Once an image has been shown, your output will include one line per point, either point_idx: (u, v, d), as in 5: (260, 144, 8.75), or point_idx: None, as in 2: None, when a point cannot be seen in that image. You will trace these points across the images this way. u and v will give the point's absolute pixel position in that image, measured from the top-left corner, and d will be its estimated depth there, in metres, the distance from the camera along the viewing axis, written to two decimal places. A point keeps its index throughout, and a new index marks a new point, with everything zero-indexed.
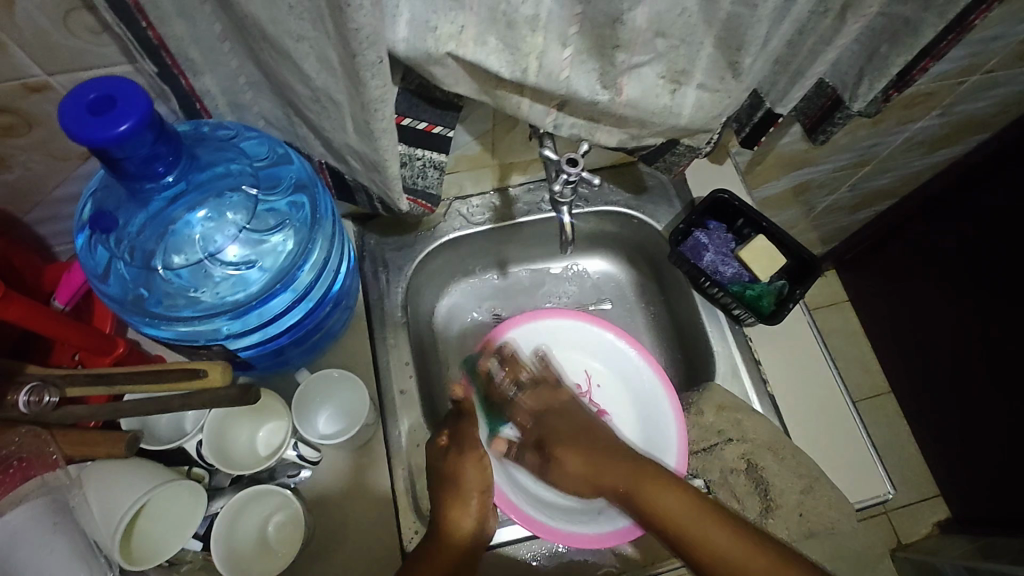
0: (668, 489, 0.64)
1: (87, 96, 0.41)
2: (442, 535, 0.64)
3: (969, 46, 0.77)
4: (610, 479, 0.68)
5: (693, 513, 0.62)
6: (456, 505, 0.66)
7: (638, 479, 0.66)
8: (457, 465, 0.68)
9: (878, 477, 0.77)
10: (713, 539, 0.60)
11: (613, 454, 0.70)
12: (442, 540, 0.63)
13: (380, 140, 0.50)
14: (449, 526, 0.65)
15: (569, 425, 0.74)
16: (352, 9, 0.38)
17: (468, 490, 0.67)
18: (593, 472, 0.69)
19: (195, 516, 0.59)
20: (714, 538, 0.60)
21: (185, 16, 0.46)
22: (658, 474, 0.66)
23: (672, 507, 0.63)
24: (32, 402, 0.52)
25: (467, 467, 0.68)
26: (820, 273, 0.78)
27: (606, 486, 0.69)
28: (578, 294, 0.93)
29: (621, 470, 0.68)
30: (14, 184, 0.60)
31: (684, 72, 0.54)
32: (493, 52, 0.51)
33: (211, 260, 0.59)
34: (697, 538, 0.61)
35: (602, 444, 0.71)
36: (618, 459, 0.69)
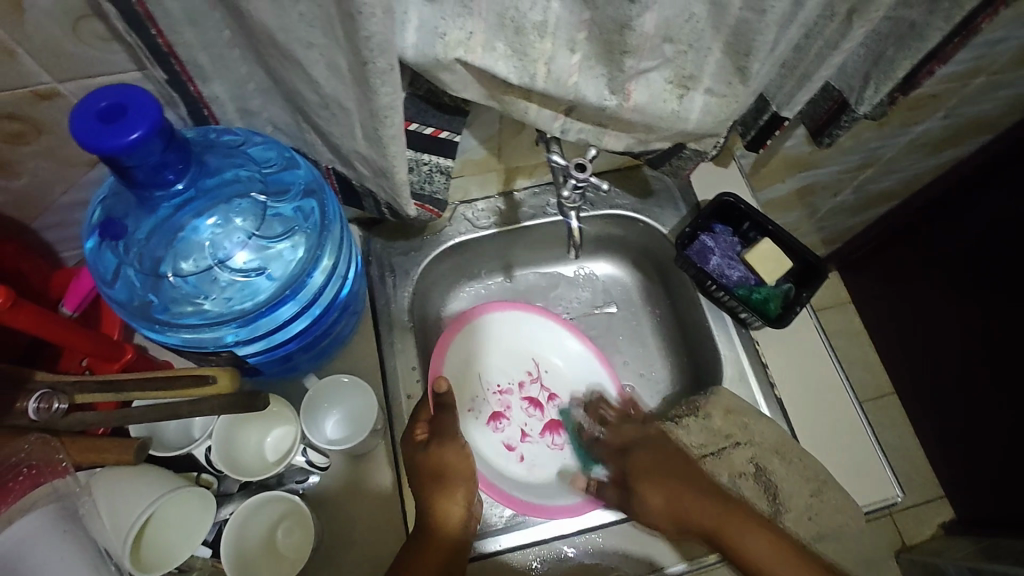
0: (754, 529, 0.64)
1: (98, 104, 0.42)
2: (431, 529, 0.64)
3: (974, 49, 0.77)
4: (697, 519, 0.67)
5: (780, 557, 0.62)
6: (443, 496, 0.67)
7: (734, 517, 0.66)
8: (439, 458, 0.69)
9: (886, 480, 0.77)
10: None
11: (705, 492, 0.69)
12: (431, 535, 0.63)
13: (388, 146, 0.50)
14: (438, 518, 0.65)
15: (657, 462, 0.73)
16: (363, 18, 0.38)
17: (454, 483, 0.68)
18: (675, 505, 0.69)
19: (206, 522, 0.59)
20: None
21: (195, 24, 0.46)
22: (744, 515, 0.66)
23: (757, 550, 0.63)
24: (42, 409, 0.52)
25: (450, 458, 0.70)
26: (825, 276, 0.78)
27: (692, 525, 0.68)
28: (591, 297, 0.93)
29: (707, 513, 0.67)
30: (23, 191, 0.60)
31: (692, 77, 0.54)
32: (502, 57, 0.51)
33: (220, 266, 0.59)
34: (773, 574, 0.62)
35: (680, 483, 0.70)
36: (703, 492, 0.69)
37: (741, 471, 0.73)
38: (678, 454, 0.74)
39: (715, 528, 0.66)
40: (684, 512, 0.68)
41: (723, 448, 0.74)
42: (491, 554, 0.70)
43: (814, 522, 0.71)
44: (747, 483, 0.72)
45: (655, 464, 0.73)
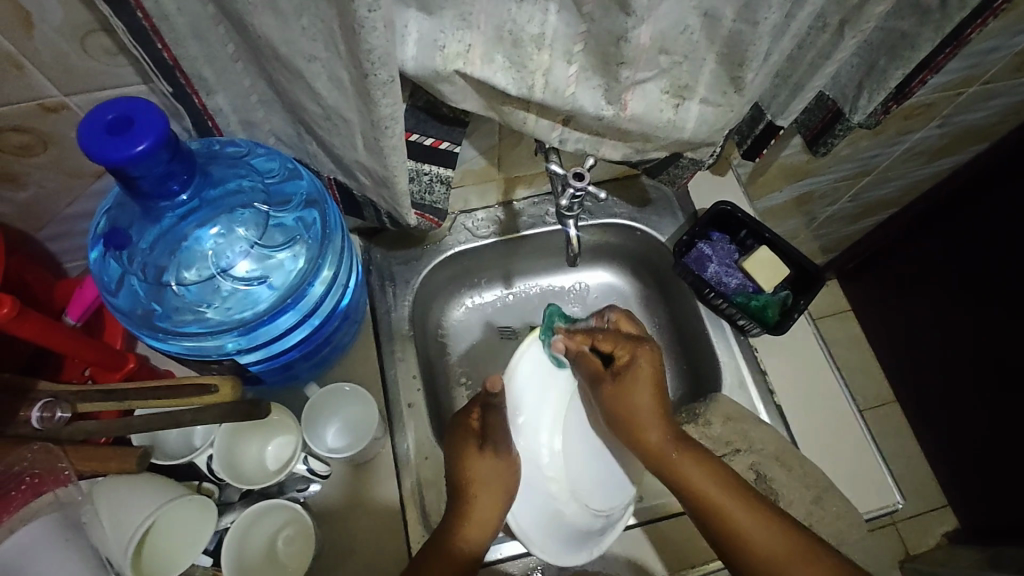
0: (697, 463, 0.65)
1: (106, 115, 0.42)
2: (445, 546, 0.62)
3: (968, 58, 0.78)
4: (655, 433, 0.67)
5: (728, 493, 0.63)
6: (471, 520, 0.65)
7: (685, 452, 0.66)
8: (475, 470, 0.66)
9: (887, 488, 0.77)
10: (732, 509, 0.62)
11: (664, 415, 0.69)
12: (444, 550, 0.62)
13: (389, 157, 0.51)
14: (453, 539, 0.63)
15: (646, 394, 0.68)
16: (365, 31, 0.39)
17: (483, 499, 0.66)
18: (631, 411, 0.68)
19: (206, 533, 0.58)
20: (735, 513, 0.62)
21: (199, 38, 0.47)
22: (692, 446, 0.67)
23: (702, 479, 0.64)
24: (45, 418, 0.53)
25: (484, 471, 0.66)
26: (825, 283, 0.79)
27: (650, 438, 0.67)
28: (582, 311, 0.93)
29: (663, 428, 0.67)
30: (28, 203, 0.61)
31: (687, 87, 0.55)
32: (500, 69, 0.52)
33: (223, 275, 0.60)
34: (721, 505, 0.63)
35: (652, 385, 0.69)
36: (663, 423, 0.68)
37: (742, 478, 0.73)
38: (665, 383, 0.70)
39: (659, 452, 0.67)
40: (643, 426, 0.68)
41: (723, 455, 0.74)
42: (493, 561, 0.71)
43: (816, 529, 0.71)
44: (748, 490, 0.73)
45: (653, 379, 0.69)
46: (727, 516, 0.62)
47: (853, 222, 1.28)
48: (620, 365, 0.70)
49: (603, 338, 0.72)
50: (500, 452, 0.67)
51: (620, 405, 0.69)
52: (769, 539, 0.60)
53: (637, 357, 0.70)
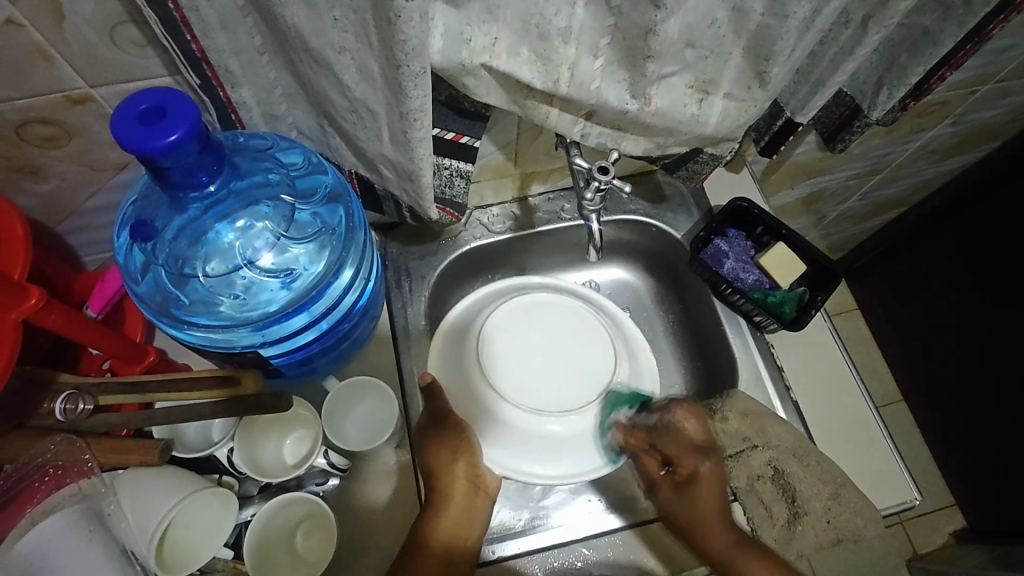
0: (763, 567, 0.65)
1: (138, 106, 0.42)
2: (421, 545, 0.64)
3: (985, 56, 0.78)
4: (712, 545, 0.67)
5: None
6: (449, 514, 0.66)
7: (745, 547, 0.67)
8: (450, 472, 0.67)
9: (903, 483, 0.77)
10: None
11: (727, 524, 0.69)
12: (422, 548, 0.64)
13: (416, 149, 0.51)
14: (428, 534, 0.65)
15: (711, 486, 0.71)
16: (401, 21, 0.39)
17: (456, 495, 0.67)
18: (699, 524, 0.68)
19: (229, 520, 0.59)
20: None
21: (227, 30, 0.47)
22: (757, 551, 0.67)
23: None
24: (68, 410, 0.52)
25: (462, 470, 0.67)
26: (839, 281, 0.78)
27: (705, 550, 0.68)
28: None
29: (722, 538, 0.68)
30: (50, 195, 0.61)
31: (712, 82, 0.55)
32: (526, 62, 0.51)
33: (247, 267, 0.60)
34: None
35: (711, 504, 0.70)
36: (728, 534, 0.68)
37: (760, 474, 0.73)
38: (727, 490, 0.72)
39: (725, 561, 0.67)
40: (706, 532, 0.68)
41: (741, 451, 0.74)
42: (494, 560, 0.69)
43: (833, 525, 0.71)
44: (765, 486, 0.72)
45: (716, 496, 0.71)
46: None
47: (863, 220, 1.28)
48: (686, 478, 0.72)
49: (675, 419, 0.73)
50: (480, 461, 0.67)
51: (687, 508, 0.69)
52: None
53: (705, 462, 0.72)
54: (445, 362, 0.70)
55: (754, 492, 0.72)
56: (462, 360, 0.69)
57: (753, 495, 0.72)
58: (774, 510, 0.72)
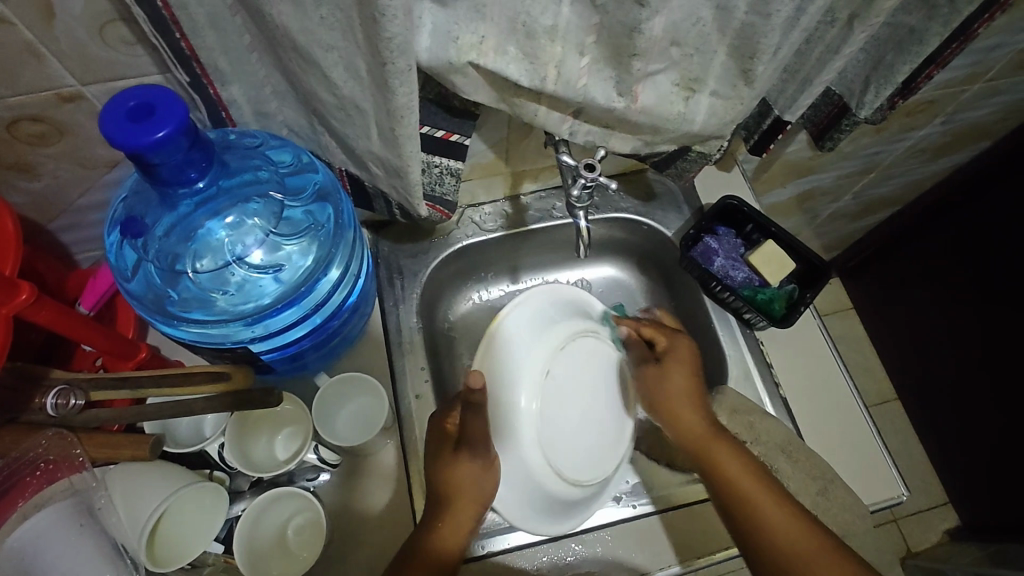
0: (733, 453, 0.66)
1: (127, 103, 0.43)
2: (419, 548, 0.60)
3: (972, 55, 0.79)
4: (687, 424, 0.69)
5: (751, 476, 0.64)
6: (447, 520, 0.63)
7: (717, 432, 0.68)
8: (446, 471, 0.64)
9: (891, 480, 0.77)
10: (752, 492, 0.63)
11: (702, 405, 0.70)
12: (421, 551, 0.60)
13: (404, 146, 0.51)
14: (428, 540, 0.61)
15: (678, 383, 0.71)
16: (386, 19, 0.39)
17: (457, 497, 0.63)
18: (671, 403, 0.70)
19: (219, 518, 0.59)
20: (762, 512, 0.62)
21: (216, 29, 0.47)
22: (728, 439, 0.67)
23: (732, 468, 0.65)
24: (60, 405, 0.53)
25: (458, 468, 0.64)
26: (830, 279, 0.79)
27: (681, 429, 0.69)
28: None
29: (698, 421, 0.69)
30: (42, 192, 0.61)
31: (697, 80, 0.56)
32: (513, 60, 0.52)
33: (238, 263, 0.61)
34: (749, 498, 0.63)
35: (687, 380, 0.71)
36: (700, 411, 0.69)
37: None
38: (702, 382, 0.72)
39: (698, 437, 0.68)
40: (678, 411, 0.70)
41: None
42: (481, 556, 0.69)
43: (821, 520, 0.71)
44: None
45: (690, 372, 0.72)
46: (755, 508, 0.62)
47: (855, 220, 1.29)
48: (662, 351, 0.74)
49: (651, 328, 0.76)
50: (477, 454, 0.65)
51: (659, 388, 0.72)
52: (782, 532, 0.60)
53: (678, 340, 0.74)
54: (494, 362, 0.72)
55: None
56: (495, 395, 0.71)
57: None
58: None
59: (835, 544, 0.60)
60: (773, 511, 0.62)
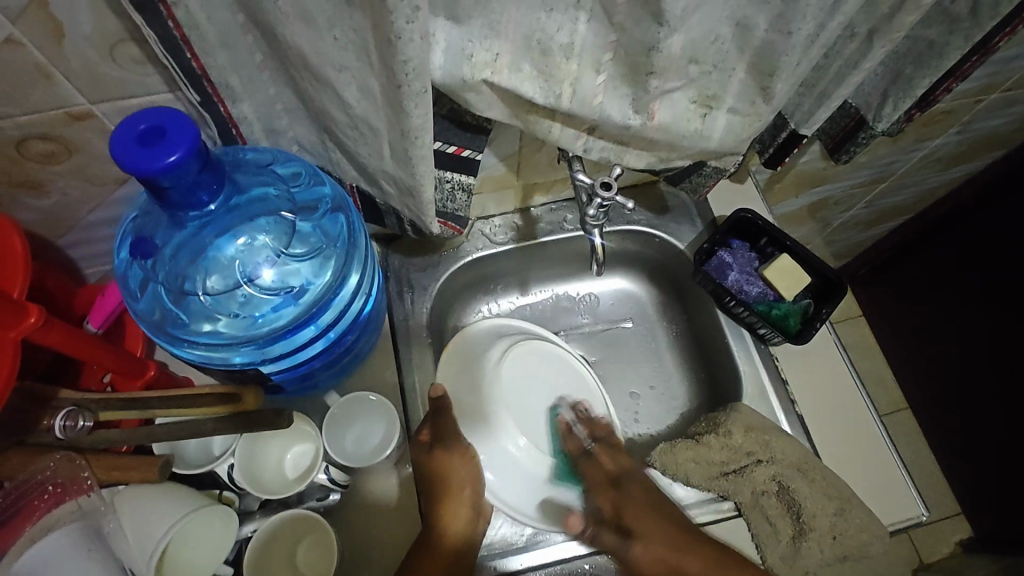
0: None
1: (138, 126, 0.42)
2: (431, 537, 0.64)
3: (991, 65, 0.77)
4: (693, 566, 0.65)
5: None
6: (447, 504, 0.66)
7: (717, 564, 0.65)
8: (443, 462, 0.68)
9: (911, 499, 0.77)
10: None
11: (702, 540, 0.67)
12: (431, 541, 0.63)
13: (417, 166, 0.51)
14: (437, 529, 0.64)
15: (643, 498, 0.71)
16: (401, 42, 0.38)
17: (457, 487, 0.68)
18: (672, 558, 0.66)
19: (229, 538, 0.59)
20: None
21: (227, 47, 0.46)
22: (739, 560, 0.65)
23: None
24: (68, 427, 0.52)
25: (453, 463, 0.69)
26: (846, 292, 0.77)
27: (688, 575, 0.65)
28: (593, 322, 0.93)
29: (703, 563, 0.65)
30: (50, 210, 0.61)
31: (715, 97, 0.55)
32: (527, 78, 0.51)
33: (248, 284, 0.59)
34: None
35: (667, 528, 0.67)
36: (699, 547, 0.66)
37: (764, 489, 0.72)
38: (688, 526, 0.68)
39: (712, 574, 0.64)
40: (679, 556, 0.65)
41: (745, 466, 0.73)
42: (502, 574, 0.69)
43: (840, 541, 0.70)
44: (770, 501, 0.72)
45: (659, 527, 0.67)
46: None
47: (867, 228, 1.27)
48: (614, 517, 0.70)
49: (599, 450, 0.76)
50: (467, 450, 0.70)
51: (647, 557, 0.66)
52: None
53: (628, 486, 0.72)
54: (454, 373, 0.76)
55: (759, 506, 0.72)
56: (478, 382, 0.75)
57: (758, 509, 0.72)
58: (778, 526, 0.71)
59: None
60: None
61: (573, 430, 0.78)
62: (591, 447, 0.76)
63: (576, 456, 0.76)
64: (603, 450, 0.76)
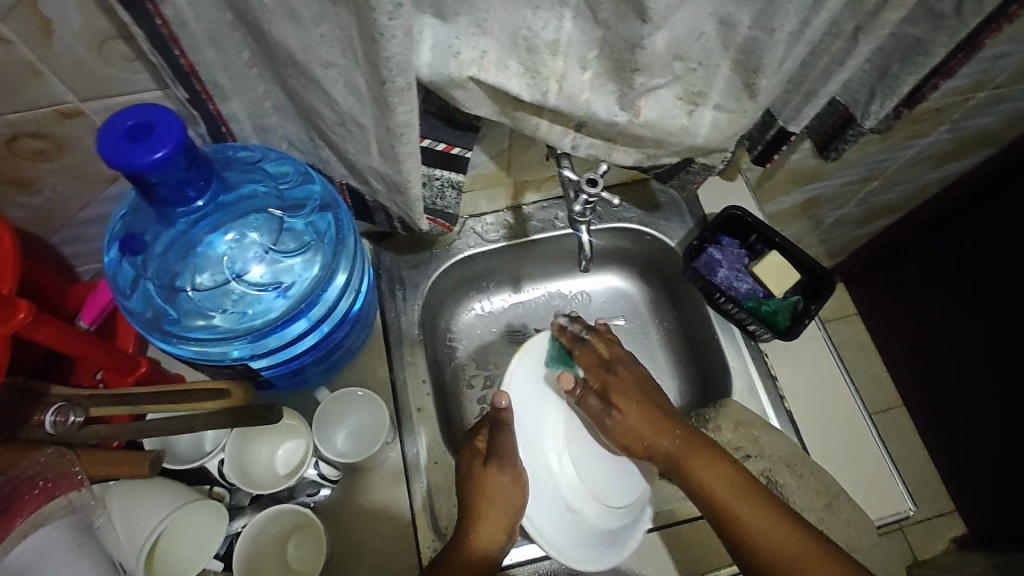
0: (710, 461, 0.61)
1: (125, 123, 0.43)
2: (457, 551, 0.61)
3: (978, 64, 0.78)
4: (663, 446, 0.63)
5: (738, 492, 0.60)
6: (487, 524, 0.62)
7: (690, 441, 0.63)
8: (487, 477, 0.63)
9: (899, 494, 0.77)
10: (746, 515, 0.59)
11: (677, 420, 0.64)
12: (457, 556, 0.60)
13: (404, 163, 0.51)
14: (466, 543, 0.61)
15: (638, 384, 0.65)
16: (385, 38, 0.39)
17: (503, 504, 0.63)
18: (647, 430, 0.63)
19: (219, 533, 0.59)
20: (761, 521, 0.58)
21: (216, 45, 0.47)
22: (703, 444, 0.63)
23: (715, 484, 0.61)
24: (59, 422, 0.52)
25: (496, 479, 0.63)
26: (834, 288, 0.78)
27: (654, 452, 0.63)
28: (585, 319, 0.93)
29: (677, 440, 0.63)
30: (41, 207, 0.61)
31: (701, 94, 0.55)
32: (514, 75, 0.51)
33: (237, 280, 0.60)
34: (734, 513, 0.59)
35: (655, 400, 0.64)
36: (676, 428, 0.63)
37: None
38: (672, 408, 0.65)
39: (681, 457, 0.62)
40: (654, 431, 0.63)
41: None
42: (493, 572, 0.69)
43: (826, 535, 0.71)
44: None
45: (636, 399, 0.64)
46: (735, 514, 0.59)
47: (860, 226, 1.27)
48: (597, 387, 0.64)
49: (595, 338, 0.67)
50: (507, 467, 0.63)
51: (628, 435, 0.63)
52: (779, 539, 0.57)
53: (617, 369, 0.65)
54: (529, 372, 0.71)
55: None
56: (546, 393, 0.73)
57: None
58: None
59: (831, 544, 0.58)
60: (775, 532, 0.58)
61: (569, 332, 0.68)
62: (580, 346, 0.66)
63: (568, 346, 0.68)
64: (599, 337, 0.67)
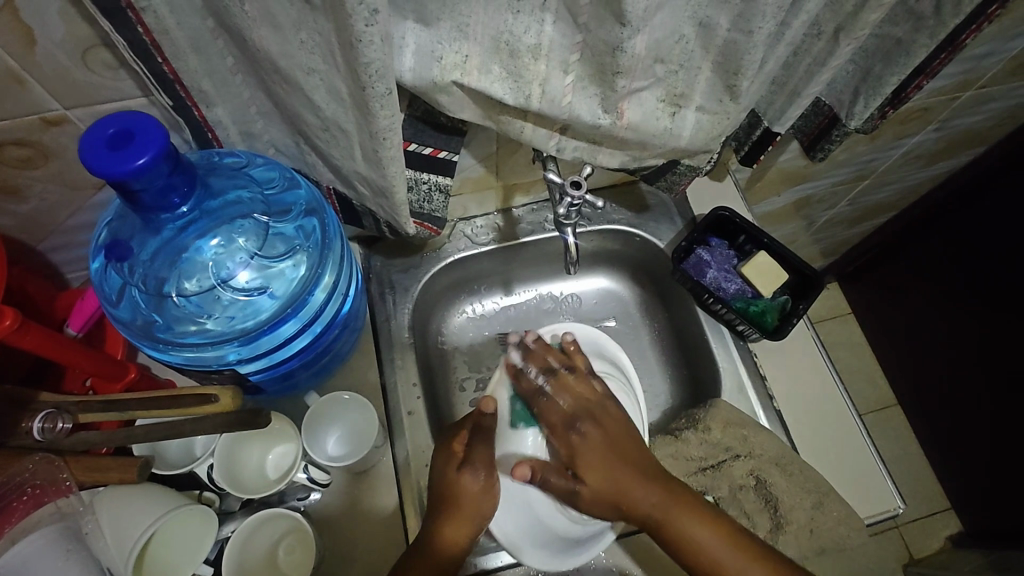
0: (700, 522, 0.63)
1: (107, 130, 0.43)
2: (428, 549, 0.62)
3: (963, 63, 0.78)
4: (640, 500, 0.64)
5: (726, 545, 0.62)
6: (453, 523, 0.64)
7: (673, 497, 0.64)
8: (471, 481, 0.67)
9: (888, 492, 0.77)
10: (728, 564, 0.62)
11: (649, 473, 0.65)
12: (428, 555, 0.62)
13: (388, 167, 0.51)
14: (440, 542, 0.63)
15: (603, 436, 0.67)
16: (363, 45, 0.39)
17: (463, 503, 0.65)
18: (617, 489, 0.64)
19: (208, 539, 0.59)
20: (745, 574, 0.61)
21: (199, 52, 0.47)
22: (686, 500, 0.65)
23: (705, 540, 0.62)
24: (47, 429, 0.54)
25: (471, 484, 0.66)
26: (823, 287, 0.79)
27: (634, 511, 0.64)
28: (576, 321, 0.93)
29: (653, 496, 0.64)
30: (29, 214, 0.61)
31: (683, 95, 0.56)
32: (497, 79, 0.52)
33: (224, 285, 0.60)
34: (718, 565, 0.62)
35: (628, 463, 0.65)
36: (650, 481, 0.65)
37: (741, 484, 0.73)
38: (649, 464, 0.67)
39: (660, 512, 0.63)
40: (627, 488, 0.64)
41: (722, 461, 0.74)
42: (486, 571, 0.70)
43: (817, 534, 0.71)
44: (748, 495, 0.72)
45: (602, 454, 0.66)
46: (718, 568, 0.62)
47: (853, 225, 1.27)
48: (569, 460, 0.67)
49: (554, 387, 0.71)
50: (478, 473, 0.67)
51: (599, 502, 0.64)
52: None
53: (583, 428, 0.68)
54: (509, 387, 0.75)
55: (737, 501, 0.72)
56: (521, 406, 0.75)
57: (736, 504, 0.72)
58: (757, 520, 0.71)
59: (804, 574, 0.62)
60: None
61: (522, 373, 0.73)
62: (546, 384, 0.72)
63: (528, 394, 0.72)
64: (558, 383, 0.71)
